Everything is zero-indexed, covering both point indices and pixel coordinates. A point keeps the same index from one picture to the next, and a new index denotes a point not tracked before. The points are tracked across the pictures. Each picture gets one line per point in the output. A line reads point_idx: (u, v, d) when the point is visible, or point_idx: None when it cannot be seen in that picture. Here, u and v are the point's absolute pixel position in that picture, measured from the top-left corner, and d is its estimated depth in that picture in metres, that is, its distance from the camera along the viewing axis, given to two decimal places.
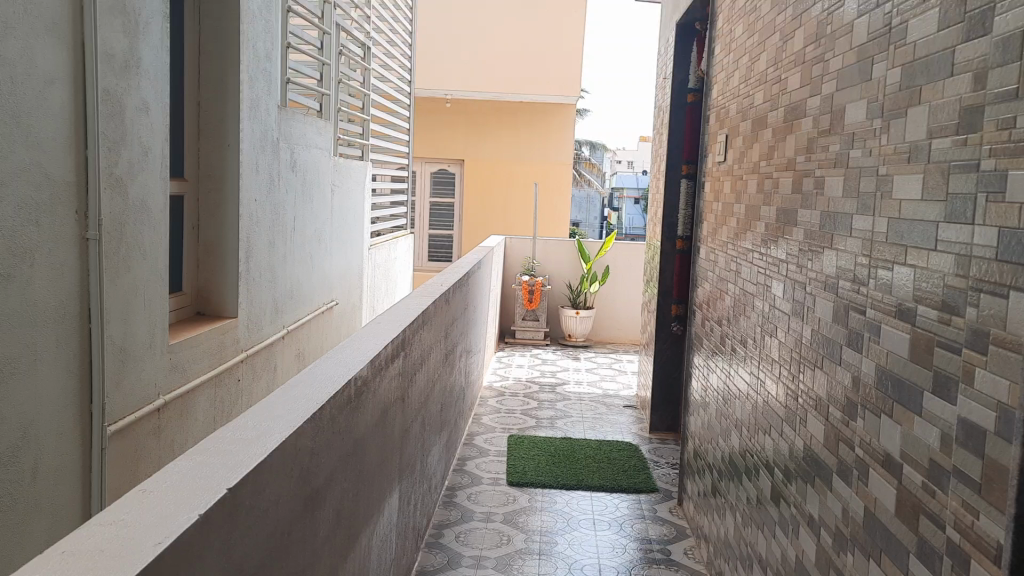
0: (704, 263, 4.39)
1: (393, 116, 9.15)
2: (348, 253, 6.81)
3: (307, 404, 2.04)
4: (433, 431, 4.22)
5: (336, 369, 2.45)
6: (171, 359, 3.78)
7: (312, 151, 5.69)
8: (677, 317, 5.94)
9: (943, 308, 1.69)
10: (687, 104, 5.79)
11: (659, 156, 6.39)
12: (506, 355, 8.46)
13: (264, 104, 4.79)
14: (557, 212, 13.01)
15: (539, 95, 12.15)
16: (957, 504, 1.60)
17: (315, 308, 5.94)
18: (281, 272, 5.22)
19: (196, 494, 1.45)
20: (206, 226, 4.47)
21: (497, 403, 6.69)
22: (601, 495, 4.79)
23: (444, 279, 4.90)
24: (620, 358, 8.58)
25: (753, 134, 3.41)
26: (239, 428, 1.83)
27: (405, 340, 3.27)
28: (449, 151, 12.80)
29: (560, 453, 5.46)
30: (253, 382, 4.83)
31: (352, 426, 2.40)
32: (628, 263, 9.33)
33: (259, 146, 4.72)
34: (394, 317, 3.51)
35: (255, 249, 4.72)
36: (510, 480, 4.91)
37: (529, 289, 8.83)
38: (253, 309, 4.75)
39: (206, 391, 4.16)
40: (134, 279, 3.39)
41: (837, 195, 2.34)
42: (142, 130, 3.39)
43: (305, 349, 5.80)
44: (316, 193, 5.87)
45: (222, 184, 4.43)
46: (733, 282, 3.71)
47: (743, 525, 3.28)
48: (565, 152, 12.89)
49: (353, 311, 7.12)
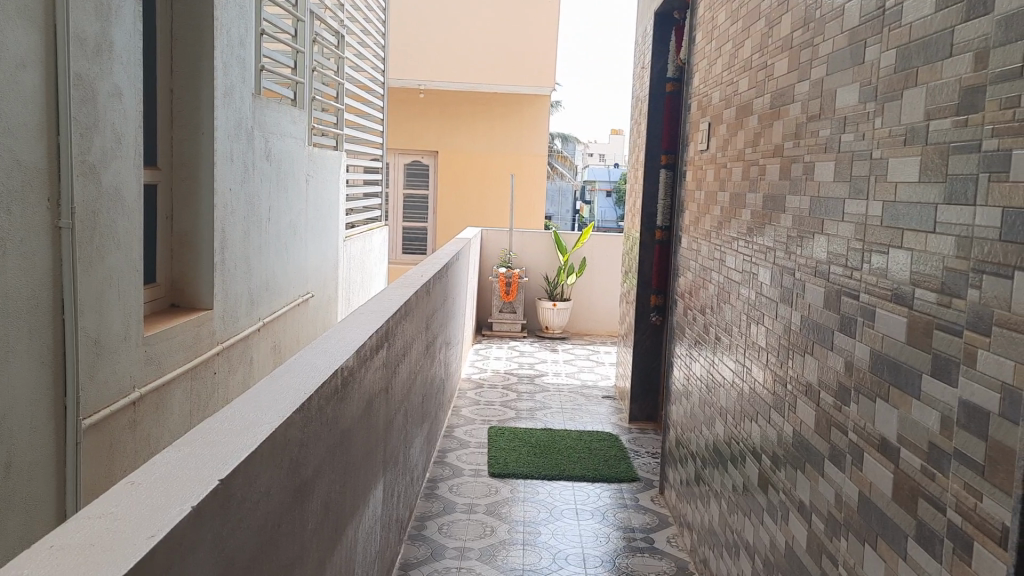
0: (686, 252, 4.39)
1: (367, 106, 9.06)
2: (323, 244, 6.73)
3: (294, 395, 1.99)
4: (415, 422, 4.18)
5: (321, 359, 2.39)
6: (146, 352, 3.70)
7: (287, 140, 5.60)
8: (657, 308, 6.03)
9: (942, 290, 1.68)
10: (665, 94, 5.78)
11: (636, 146, 6.39)
12: (483, 347, 8.42)
13: (239, 92, 4.70)
14: (532, 204, 12.98)
15: (513, 87, 12.10)
16: (958, 487, 1.59)
17: (290, 300, 5.86)
18: (257, 263, 5.13)
19: (188, 486, 1.40)
20: (180, 216, 4.38)
21: (475, 395, 6.65)
22: (582, 485, 4.78)
23: (424, 270, 4.85)
24: (597, 349, 8.57)
25: (737, 122, 3.40)
26: (226, 419, 1.77)
27: (387, 329, 3.23)
28: (423, 143, 12.72)
29: (541, 444, 5.43)
30: (229, 375, 4.75)
31: (339, 417, 2.35)
32: (604, 255, 9.33)
33: (234, 135, 4.64)
34: (376, 307, 3.46)
35: (230, 240, 4.63)
36: (492, 472, 4.88)
37: (507, 280, 8.77)
38: (228, 301, 4.66)
39: (182, 384, 4.08)
40: (108, 269, 3.30)
41: (827, 179, 2.33)
42: (115, 117, 3.30)
43: (281, 342, 5.72)
44: (291, 184, 5.78)
45: (197, 173, 4.34)
46: (716, 270, 3.71)
47: (729, 512, 3.28)
48: (540, 144, 12.85)
49: (329, 304, 7.04)
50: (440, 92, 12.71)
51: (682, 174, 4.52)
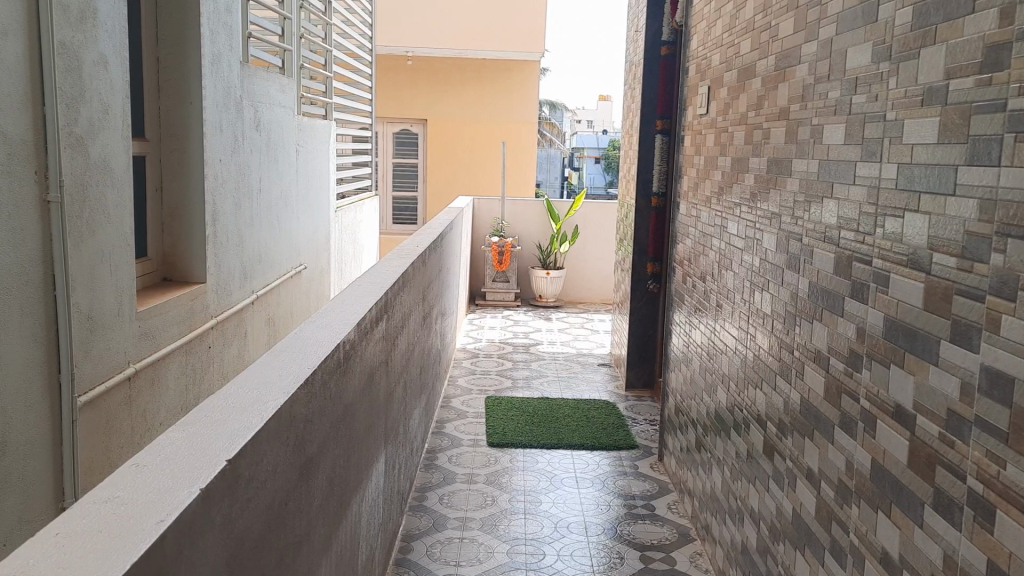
0: (684, 219, 4.34)
1: (356, 74, 8.93)
2: (315, 216, 6.65)
3: (298, 371, 1.95)
4: (413, 393, 4.14)
5: (322, 334, 2.34)
6: (141, 327, 3.64)
7: (276, 109, 5.50)
8: (653, 275, 5.98)
9: (963, 255, 1.64)
10: (660, 58, 5.73)
11: (630, 112, 6.32)
12: (477, 317, 8.38)
13: (227, 60, 4.60)
14: (522, 173, 12.87)
15: (502, 53, 11.94)
16: (979, 455, 1.57)
17: (283, 273, 5.79)
18: (248, 235, 5.05)
19: (195, 466, 1.35)
20: (170, 188, 4.29)
21: (471, 365, 6.63)
22: (582, 454, 4.76)
23: (419, 240, 4.79)
24: (591, 318, 8.54)
25: (739, 85, 3.34)
26: (228, 396, 1.73)
27: (386, 302, 3.17)
28: (412, 111, 12.58)
29: (539, 413, 5.41)
30: (223, 349, 4.69)
31: (341, 391, 2.31)
32: (597, 223, 9.26)
33: (223, 105, 4.54)
34: (374, 279, 3.41)
35: (222, 212, 4.56)
36: (490, 442, 4.86)
37: (499, 251, 8.76)
38: (221, 274, 4.59)
39: (177, 358, 4.03)
40: (99, 243, 3.23)
41: (837, 143, 2.29)
42: (101, 87, 3.22)
43: (275, 314, 5.66)
44: (281, 154, 5.69)
45: (186, 144, 4.26)
46: (717, 237, 3.66)
47: (732, 479, 3.26)
48: (530, 111, 12.71)
49: (322, 275, 6.97)
50: (428, 59, 12.54)
51: (680, 140, 4.46)
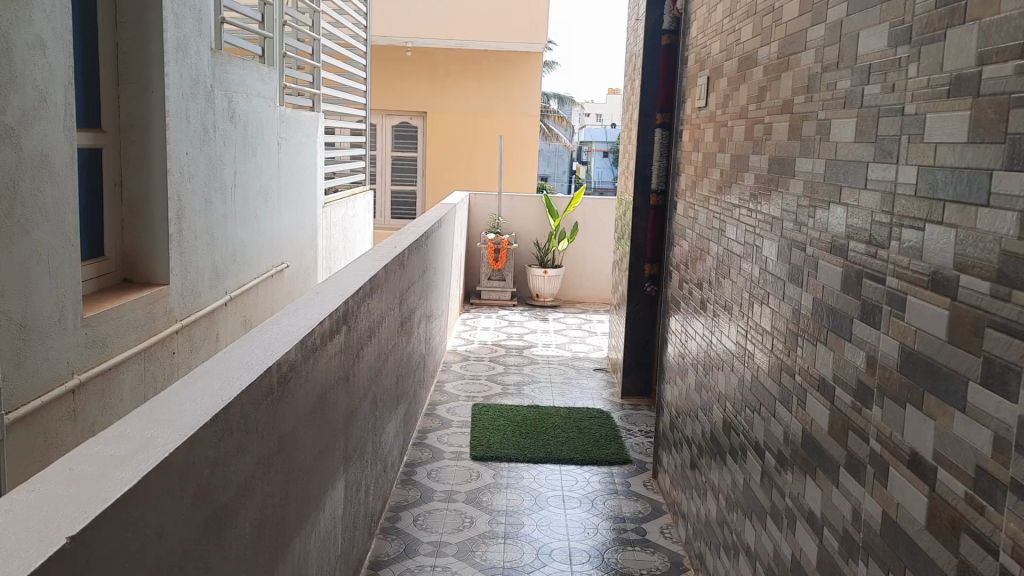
0: (682, 219, 4.04)
1: (349, 65, 8.62)
2: (299, 211, 6.36)
3: (209, 406, 1.66)
4: (387, 406, 3.86)
5: (254, 352, 2.06)
6: (89, 334, 3.37)
7: (254, 100, 5.21)
8: (651, 278, 5.63)
9: (999, 280, 1.35)
10: (660, 47, 5.43)
11: (630, 105, 6.03)
12: (471, 317, 8.09)
13: (195, 47, 4.32)
14: (523, 167, 12.56)
15: (504, 43, 11.63)
16: (1014, 528, 1.28)
17: (262, 272, 5.52)
18: (221, 233, 4.78)
19: (22, 550, 1.08)
20: (131, 183, 4.02)
21: (461, 369, 6.34)
22: (570, 468, 4.48)
23: (399, 240, 4.50)
24: (590, 319, 8.25)
25: (739, 75, 3.04)
26: (107, 445, 1.44)
27: (349, 311, 2.89)
28: (411, 104, 12.27)
29: (528, 423, 5.12)
30: (191, 354, 4.42)
31: (276, 420, 2.03)
32: (597, 220, 8.96)
33: (190, 94, 4.26)
34: (338, 284, 3.12)
35: (189, 210, 4.28)
36: (473, 454, 4.58)
37: (495, 248, 8.48)
38: (188, 276, 4.32)
39: (134, 366, 3.76)
40: (34, 244, 2.95)
41: (847, 140, 1.99)
42: (38, 72, 2.94)
43: (252, 316, 5.39)
44: (260, 147, 5.40)
45: (147, 137, 3.97)
46: (715, 241, 3.36)
47: (728, 510, 2.97)
48: (532, 105, 12.41)
49: (308, 274, 6.70)
50: (428, 50, 12.22)
51: (678, 135, 4.15)
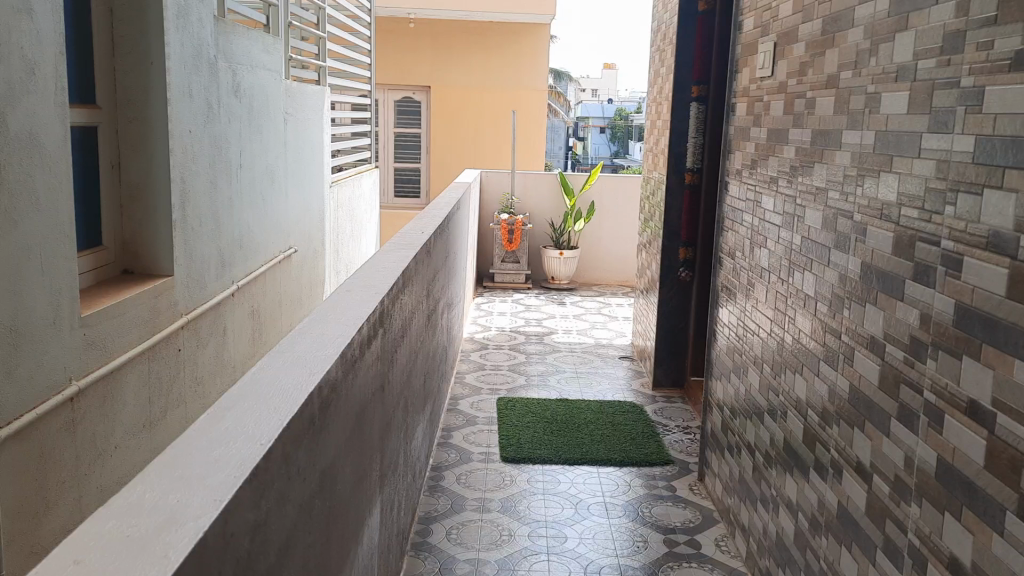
0: (734, 201, 3.67)
1: (353, 37, 8.20)
2: (306, 192, 5.97)
3: (245, 455, 1.31)
4: (416, 408, 3.52)
5: (284, 375, 1.70)
6: (87, 335, 3.00)
7: (259, 73, 4.82)
8: (685, 262, 5.33)
9: None
10: (696, 15, 5.06)
11: (660, 78, 5.66)
12: (485, 301, 7.73)
13: (196, 14, 3.93)
14: (531, 143, 12.17)
15: (512, 14, 11.19)
16: None
17: (268, 260, 5.14)
18: (227, 218, 4.41)
19: None
20: (130, 165, 3.65)
21: (480, 358, 5.99)
22: (608, 470, 4.14)
23: (421, 224, 4.13)
24: (609, 303, 7.89)
25: (823, 40, 2.66)
26: (121, 521, 1.09)
27: (383, 311, 2.53)
28: (415, 78, 11.83)
29: (559, 419, 4.78)
30: (197, 350, 4.06)
31: (318, 454, 1.68)
32: (615, 198, 8.59)
33: (192, 66, 3.88)
34: (368, 279, 2.76)
35: (193, 193, 3.92)
36: (503, 456, 4.24)
37: (509, 229, 8.11)
38: (193, 266, 3.96)
39: (138, 368, 3.40)
40: (23, 238, 2.59)
41: (1013, 110, 1.63)
42: (22, 38, 2.55)
43: (260, 306, 5.02)
44: (266, 124, 5.01)
45: (148, 113, 3.61)
46: (783, 226, 3.01)
47: (811, 533, 2.63)
48: (540, 78, 11.97)
49: (315, 259, 6.32)
50: (431, 22, 11.76)
51: (727, 110, 3.78)
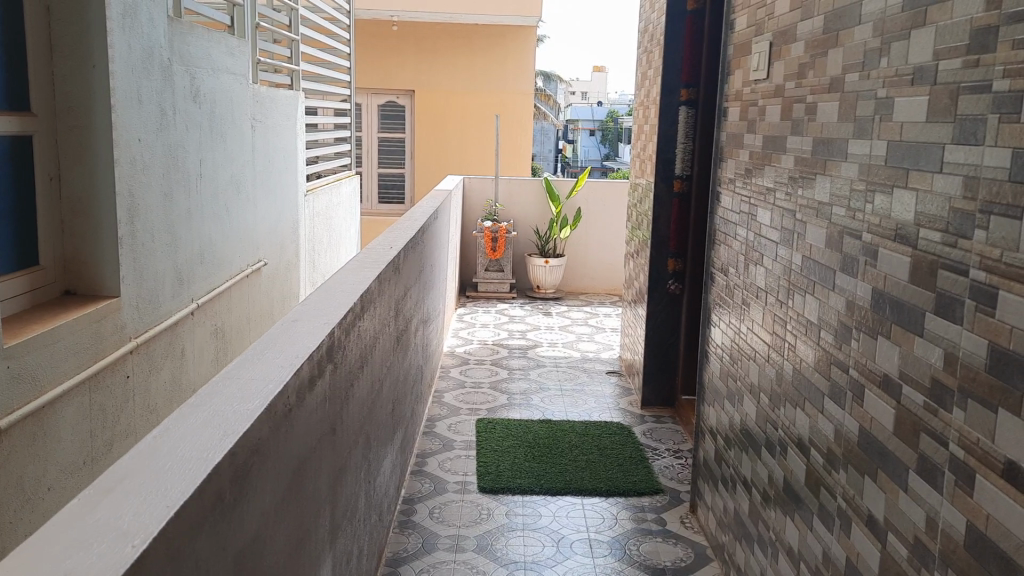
0: (727, 213, 3.40)
1: (331, 39, 7.91)
2: (277, 202, 5.67)
3: (109, 565, 1.03)
4: (383, 440, 3.23)
5: (191, 446, 1.42)
6: (12, 368, 2.72)
7: (221, 77, 4.53)
8: (675, 274, 5.06)
9: None
10: (685, 14, 4.80)
11: (647, 80, 5.39)
12: (467, 312, 7.44)
13: (147, 13, 3.64)
14: (517, 147, 11.90)
15: (497, 16, 10.92)
16: None
17: (234, 274, 4.84)
18: (186, 231, 4.12)
19: None
20: (71, 176, 3.36)
21: (460, 375, 5.70)
22: (593, 501, 3.87)
23: (392, 238, 3.85)
24: (596, 313, 7.61)
25: (825, 37, 2.39)
26: None
27: (334, 343, 2.24)
28: (398, 81, 11.53)
29: (541, 443, 4.50)
30: (150, 376, 3.77)
31: (232, 534, 1.40)
32: (602, 204, 8.32)
33: (142, 69, 3.59)
34: (321, 305, 2.48)
35: (144, 206, 3.63)
36: (481, 486, 3.96)
37: (493, 237, 7.83)
38: (145, 285, 3.67)
39: (76, 400, 3.12)
40: None
41: None
42: None
43: (224, 324, 4.73)
44: (230, 131, 4.73)
45: (91, 120, 3.32)
46: (782, 243, 2.74)
47: None
48: (527, 81, 11.70)
49: (288, 270, 6.02)
50: (414, 24, 11.47)
51: (719, 115, 3.52)
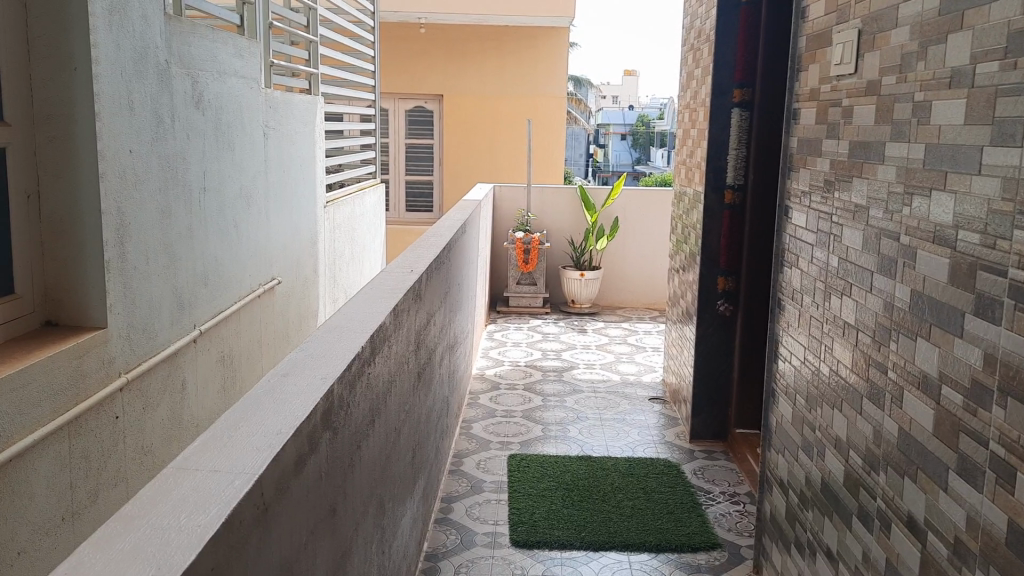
0: (799, 230, 2.92)
1: (356, 42, 7.52)
2: (293, 215, 5.27)
3: None
4: (401, 494, 2.81)
5: None
6: None
7: (229, 81, 4.14)
8: (725, 294, 4.59)
9: None
10: (737, 5, 4.32)
11: (695, 80, 4.91)
12: (498, 330, 6.99)
13: (140, 9, 3.24)
14: (549, 153, 11.40)
15: (528, 17, 10.46)
16: None
17: (244, 296, 4.44)
18: (188, 251, 3.72)
19: None
20: (52, 194, 2.97)
21: (491, 401, 5.26)
22: (641, 559, 3.40)
23: (413, 258, 3.42)
24: (635, 330, 7.14)
25: (944, 20, 1.91)
26: None
27: (335, 404, 1.81)
28: (425, 86, 11.15)
29: (581, 485, 4.04)
30: (147, 415, 3.37)
31: None
32: (640, 214, 7.84)
33: (134, 72, 3.20)
34: (322, 348, 2.04)
35: (137, 226, 3.24)
36: (514, 539, 3.51)
37: (525, 248, 7.39)
38: (137, 314, 3.27)
39: (53, 450, 2.72)
40: None
41: None
42: None
43: (233, 350, 4.33)
44: (240, 139, 4.33)
45: (73, 129, 2.93)
46: (877, 271, 2.26)
47: None
48: (559, 84, 11.23)
49: (306, 287, 5.62)
50: (443, 26, 11.10)
51: (787, 118, 3.03)
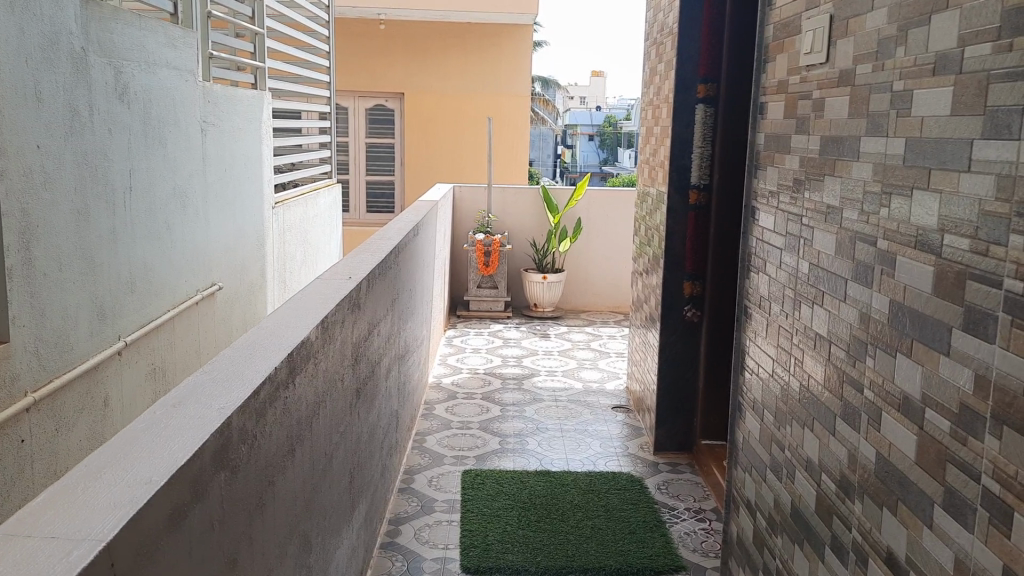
0: (766, 233, 2.71)
1: (310, 36, 7.24)
2: (236, 217, 4.98)
3: None
4: (334, 524, 2.55)
5: None
6: None
7: (159, 73, 3.86)
8: (691, 299, 4.38)
9: None
10: None
11: (658, 76, 4.71)
12: (457, 335, 6.74)
13: None
14: (514, 154, 11.17)
15: (491, 14, 10.22)
16: None
17: (179, 304, 4.15)
18: (110, 256, 3.42)
19: None
20: None
21: (446, 412, 5.01)
22: None
23: (354, 264, 3.17)
24: (599, 334, 6.93)
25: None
26: None
27: (236, 437, 1.56)
28: (386, 84, 10.87)
29: (539, 503, 3.81)
30: (61, 435, 3.07)
31: None
32: (603, 215, 7.64)
33: (42, 59, 2.91)
34: (228, 371, 1.79)
35: (47, 229, 2.95)
36: (465, 564, 3.27)
37: (485, 250, 7.16)
38: (47, 326, 2.98)
39: None
40: None
41: None
42: None
43: (166, 362, 4.04)
44: (173, 136, 4.05)
45: None
46: (852, 279, 2.05)
47: None
48: (522, 83, 11.01)
49: (252, 293, 5.33)
50: (403, 23, 10.84)
51: (754, 112, 2.83)
